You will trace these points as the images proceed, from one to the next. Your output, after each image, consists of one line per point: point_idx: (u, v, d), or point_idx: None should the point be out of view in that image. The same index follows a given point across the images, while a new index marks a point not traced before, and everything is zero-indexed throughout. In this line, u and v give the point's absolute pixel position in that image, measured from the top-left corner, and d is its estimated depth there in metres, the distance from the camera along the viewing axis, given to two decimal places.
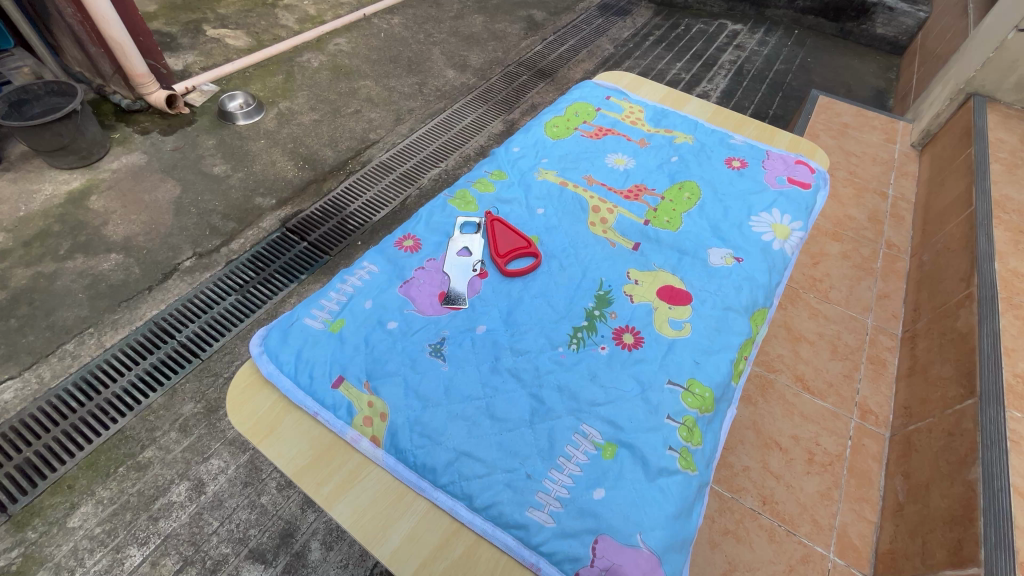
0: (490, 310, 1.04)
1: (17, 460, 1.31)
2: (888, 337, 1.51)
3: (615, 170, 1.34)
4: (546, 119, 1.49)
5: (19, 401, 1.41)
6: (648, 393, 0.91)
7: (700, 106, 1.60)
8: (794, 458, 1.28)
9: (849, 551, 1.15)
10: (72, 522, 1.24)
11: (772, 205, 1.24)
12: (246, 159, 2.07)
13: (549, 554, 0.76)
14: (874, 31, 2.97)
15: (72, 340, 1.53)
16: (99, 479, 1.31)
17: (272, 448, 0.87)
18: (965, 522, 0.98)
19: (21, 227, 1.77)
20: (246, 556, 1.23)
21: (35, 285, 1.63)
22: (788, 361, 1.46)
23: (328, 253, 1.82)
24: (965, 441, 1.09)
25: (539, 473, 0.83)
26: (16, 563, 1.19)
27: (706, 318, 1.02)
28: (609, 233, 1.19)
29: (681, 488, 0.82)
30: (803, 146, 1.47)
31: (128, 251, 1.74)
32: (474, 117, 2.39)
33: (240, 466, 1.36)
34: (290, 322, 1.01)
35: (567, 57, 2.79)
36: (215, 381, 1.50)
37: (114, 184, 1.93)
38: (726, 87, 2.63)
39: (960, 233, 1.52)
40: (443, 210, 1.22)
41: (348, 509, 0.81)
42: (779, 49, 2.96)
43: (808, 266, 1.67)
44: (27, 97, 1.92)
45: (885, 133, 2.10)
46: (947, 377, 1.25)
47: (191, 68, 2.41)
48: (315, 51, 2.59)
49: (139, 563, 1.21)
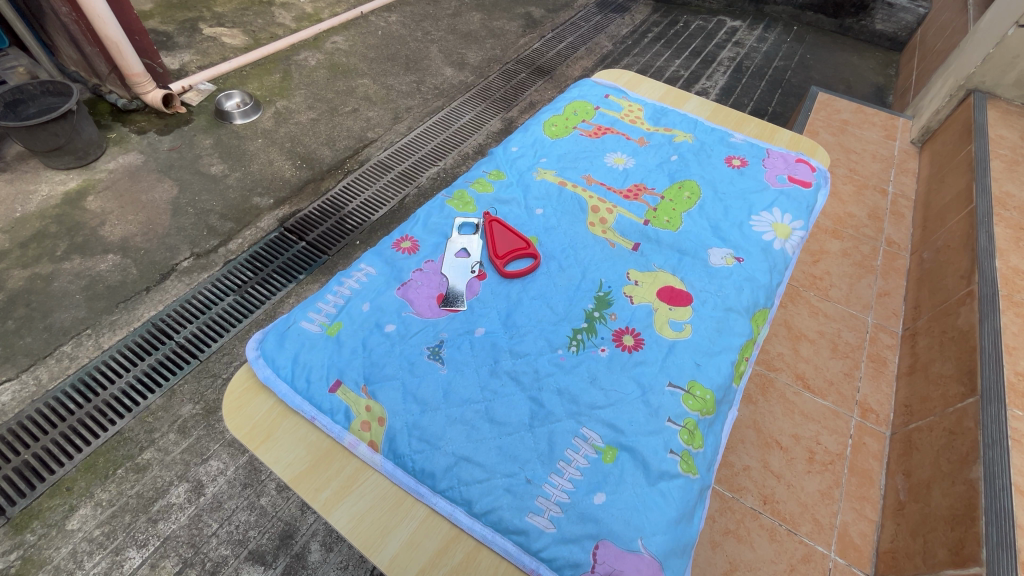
0: (489, 312, 1.03)
1: (16, 462, 1.30)
2: (888, 335, 1.50)
3: (614, 170, 1.33)
4: (545, 118, 1.48)
5: (18, 403, 1.40)
6: (649, 395, 0.90)
7: (699, 104, 1.58)
8: (795, 457, 1.27)
9: (850, 550, 1.15)
10: (71, 525, 1.23)
11: (773, 204, 1.23)
12: (243, 158, 2.06)
13: (549, 560, 0.75)
14: (874, 27, 2.96)
15: (71, 341, 1.52)
16: (98, 481, 1.30)
17: (269, 454, 0.86)
18: (966, 521, 0.98)
19: (18, 227, 1.76)
20: (246, 557, 1.22)
21: (32, 286, 1.62)
22: (788, 360, 1.45)
23: (327, 253, 1.81)
24: (966, 440, 1.08)
25: (539, 477, 0.82)
26: (15, 566, 1.18)
27: (707, 320, 1.01)
28: (608, 233, 1.19)
29: (682, 492, 0.81)
30: (804, 144, 1.46)
31: (126, 252, 1.73)
32: (472, 115, 2.38)
33: (240, 468, 1.35)
34: (287, 325, 1.00)
35: (566, 55, 2.77)
36: (214, 382, 1.49)
37: (111, 185, 1.92)
38: (725, 84, 2.62)
39: (961, 230, 1.51)
40: (441, 211, 1.21)
41: (347, 516, 0.80)
42: (778, 45, 2.95)
43: (808, 264, 1.66)
44: (22, 97, 1.90)
45: (885, 129, 2.09)
46: (949, 375, 1.24)
47: (188, 67, 2.39)
48: (312, 50, 2.57)
49: (139, 565, 1.20)
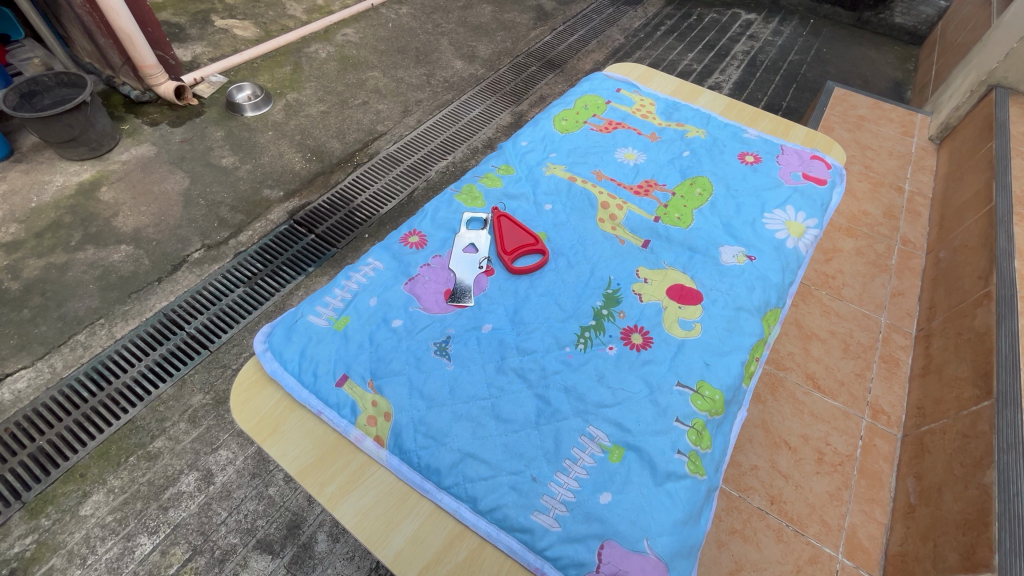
0: (496, 308, 1.02)
1: (29, 449, 1.32)
2: (901, 336, 1.48)
3: (625, 165, 1.31)
4: (555, 112, 1.47)
5: (32, 390, 1.42)
6: (657, 395, 0.89)
7: (713, 99, 1.56)
8: (803, 457, 1.26)
9: (858, 552, 1.13)
10: (84, 511, 1.26)
11: (787, 202, 1.21)
12: (254, 151, 2.07)
13: (554, 559, 0.75)
14: (893, 20, 2.90)
15: (84, 331, 1.54)
16: (110, 468, 1.32)
17: (276, 447, 0.87)
18: (979, 527, 0.96)
19: (33, 218, 1.78)
20: (254, 546, 1.24)
21: (47, 276, 1.64)
22: (799, 360, 1.43)
23: (335, 246, 1.81)
24: (980, 444, 1.06)
25: (544, 476, 0.82)
26: (29, 550, 1.21)
27: (717, 319, 1.00)
28: (618, 230, 1.17)
29: (689, 493, 0.81)
30: (819, 141, 1.44)
31: (138, 243, 1.75)
32: (482, 108, 2.36)
33: (249, 458, 1.36)
34: (295, 319, 1.00)
35: (577, 48, 2.74)
36: (223, 372, 1.51)
37: (124, 176, 1.93)
38: (739, 78, 2.58)
39: (979, 229, 1.48)
40: (450, 206, 1.20)
41: (352, 510, 0.80)
42: (793, 38, 2.89)
43: (821, 262, 1.64)
44: (37, 89, 1.92)
45: (903, 125, 2.05)
46: (963, 377, 1.22)
47: (200, 59, 2.40)
48: (322, 42, 2.57)
49: (150, 552, 1.22)
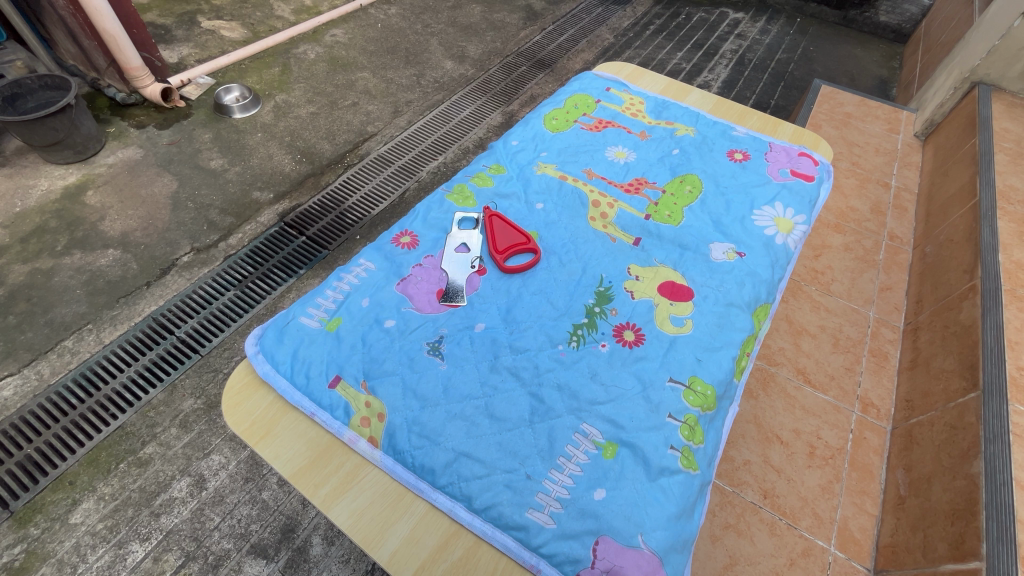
0: (489, 307, 1.03)
1: (17, 457, 1.31)
2: (890, 329, 1.49)
3: (615, 164, 1.32)
4: (546, 111, 1.47)
5: (19, 398, 1.40)
6: (649, 391, 0.90)
7: (701, 97, 1.57)
8: (795, 451, 1.27)
9: (849, 544, 1.15)
10: (74, 519, 1.24)
11: (775, 198, 1.23)
12: (243, 152, 2.05)
13: (549, 556, 0.75)
14: (878, 19, 2.95)
15: (72, 336, 1.52)
16: (100, 475, 1.30)
17: (269, 449, 0.86)
18: (966, 516, 0.98)
19: (18, 222, 1.76)
20: (247, 551, 1.23)
21: (32, 281, 1.62)
22: (789, 355, 1.44)
23: (327, 248, 1.81)
24: (968, 435, 1.08)
25: (539, 473, 0.82)
26: (19, 559, 1.19)
27: (708, 315, 1.01)
28: (609, 227, 1.18)
29: (683, 488, 0.81)
30: (807, 137, 1.45)
31: (126, 247, 1.73)
32: (472, 108, 2.36)
33: (241, 462, 1.35)
34: (286, 321, 0.99)
35: (566, 47, 2.75)
36: (215, 376, 1.49)
37: (111, 180, 1.91)
38: (727, 76, 2.61)
39: (964, 224, 1.51)
40: (441, 206, 1.20)
41: (346, 511, 0.80)
42: (781, 37, 2.92)
43: (810, 258, 1.65)
44: (20, 92, 1.89)
45: (888, 122, 2.07)
46: (951, 370, 1.24)
47: (187, 61, 2.38)
48: (311, 43, 2.55)
49: (141, 559, 1.20)
